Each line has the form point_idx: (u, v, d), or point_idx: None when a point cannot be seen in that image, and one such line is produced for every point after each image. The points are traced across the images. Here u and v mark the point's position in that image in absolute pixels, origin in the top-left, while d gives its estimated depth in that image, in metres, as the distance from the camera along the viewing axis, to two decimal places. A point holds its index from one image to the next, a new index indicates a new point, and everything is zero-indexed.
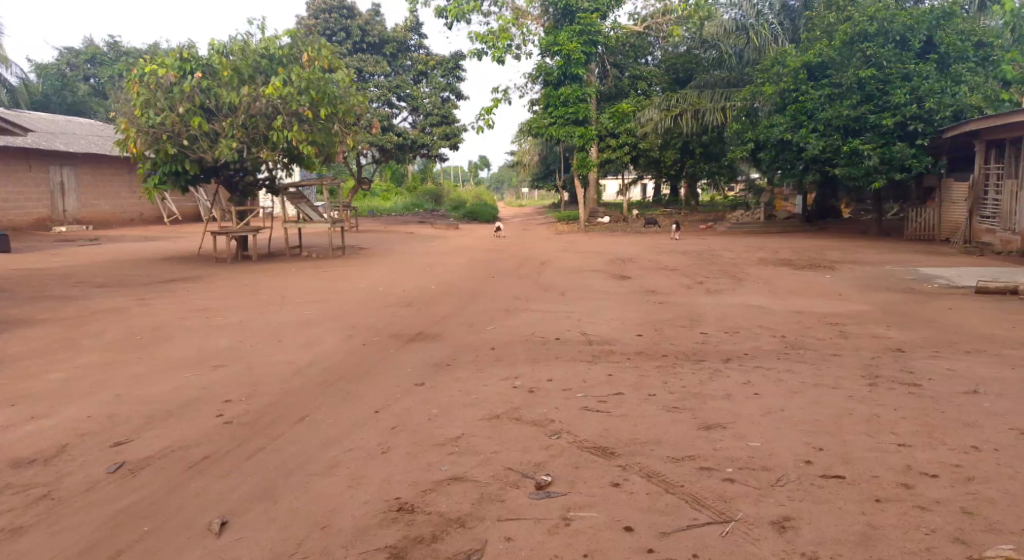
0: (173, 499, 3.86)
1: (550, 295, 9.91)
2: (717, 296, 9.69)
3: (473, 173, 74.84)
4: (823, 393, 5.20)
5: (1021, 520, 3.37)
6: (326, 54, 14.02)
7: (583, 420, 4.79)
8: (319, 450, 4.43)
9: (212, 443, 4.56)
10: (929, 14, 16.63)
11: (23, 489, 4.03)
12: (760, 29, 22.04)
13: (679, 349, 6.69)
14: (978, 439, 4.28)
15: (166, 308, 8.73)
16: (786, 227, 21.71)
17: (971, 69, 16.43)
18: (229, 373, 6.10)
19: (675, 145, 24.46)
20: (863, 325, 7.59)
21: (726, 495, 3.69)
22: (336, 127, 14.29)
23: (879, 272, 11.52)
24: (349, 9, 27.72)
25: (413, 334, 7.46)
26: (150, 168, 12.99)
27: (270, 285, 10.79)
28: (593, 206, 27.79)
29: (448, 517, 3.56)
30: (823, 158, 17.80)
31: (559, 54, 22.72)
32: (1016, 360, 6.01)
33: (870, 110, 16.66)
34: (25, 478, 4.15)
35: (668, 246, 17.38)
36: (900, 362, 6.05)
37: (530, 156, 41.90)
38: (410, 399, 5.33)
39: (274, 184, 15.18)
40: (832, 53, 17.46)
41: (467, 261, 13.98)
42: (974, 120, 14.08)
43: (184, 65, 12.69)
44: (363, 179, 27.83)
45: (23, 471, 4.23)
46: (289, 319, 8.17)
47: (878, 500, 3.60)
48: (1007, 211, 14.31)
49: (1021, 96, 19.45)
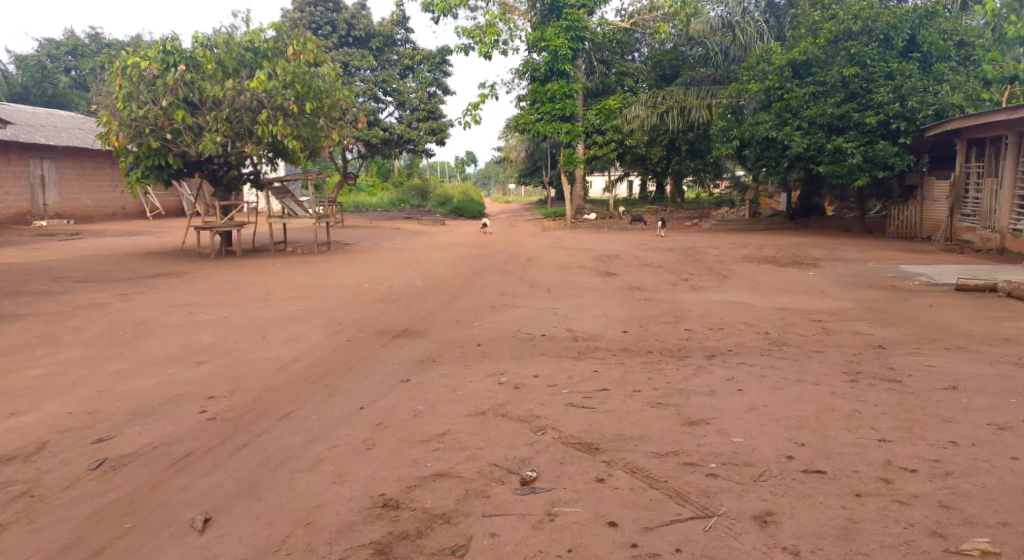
0: (154, 496, 3.84)
1: (536, 291, 9.93)
2: (701, 292, 9.76)
3: (459, 169, 74.69)
4: (805, 389, 5.25)
5: (997, 514, 3.43)
6: (312, 47, 13.89)
7: (568, 416, 4.81)
8: (304, 446, 4.42)
9: (196, 440, 4.54)
10: (912, 13, 16.79)
11: (1, 486, 3.98)
12: (746, 26, 22.28)
13: (664, 346, 6.73)
14: (957, 435, 4.34)
15: (149, 304, 8.65)
16: (771, 225, 21.85)
17: (953, 68, 16.61)
18: (213, 369, 6.07)
19: (661, 142, 24.08)
20: (846, 321, 7.67)
21: (708, 490, 3.72)
22: (321, 122, 14.18)
23: (862, 270, 11.63)
24: (335, 3, 27.59)
25: (398, 330, 7.45)
26: (132, 162, 12.84)
27: (255, 281, 10.73)
28: (579, 203, 27.83)
29: (432, 513, 3.57)
30: (807, 156, 17.94)
31: (546, 49, 22.66)
32: (995, 356, 6.10)
33: (854, 108, 16.81)
34: (4, 475, 4.11)
35: (654, 243, 17.44)
36: (881, 358, 6.12)
37: (517, 152, 41.89)
38: (396, 395, 5.32)
39: (259, 179, 15.07)
40: (817, 51, 17.57)
41: (453, 258, 13.96)
42: (956, 119, 14.24)
43: (168, 58, 12.33)
44: (349, 174, 27.68)
45: (3, 468, 4.18)
46: (273, 315, 8.12)
47: (858, 494, 3.65)
48: (987, 210, 14.49)
49: (1002, 95, 19.70)
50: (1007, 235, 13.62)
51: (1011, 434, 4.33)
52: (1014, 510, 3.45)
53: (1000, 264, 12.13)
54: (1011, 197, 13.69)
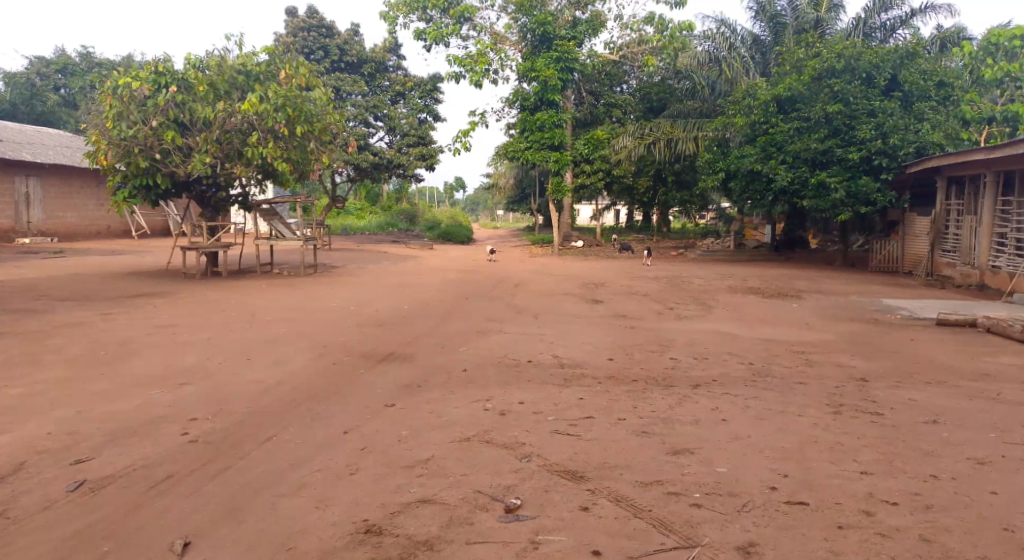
0: (133, 519, 3.78)
1: (523, 317, 9.94)
2: (686, 322, 9.81)
3: (446, 193, 75.41)
4: (788, 420, 5.29)
5: (977, 548, 3.46)
6: (304, 71, 13.91)
7: (553, 442, 4.81)
8: (287, 471, 4.38)
9: (177, 462, 4.49)
10: (893, 53, 17.15)
11: None
12: (733, 61, 22.84)
13: (649, 374, 6.73)
14: (936, 468, 4.38)
15: (134, 324, 8.59)
16: (756, 256, 22.07)
17: (933, 108, 16.91)
18: (195, 391, 5.99)
19: (648, 172, 24.85)
20: (828, 354, 7.74)
21: (693, 520, 3.73)
22: (312, 145, 14.24)
23: (844, 302, 11.76)
24: (328, 28, 27.94)
25: (384, 354, 7.42)
26: (119, 181, 12.83)
27: (242, 302, 10.71)
28: (567, 231, 27.98)
29: (416, 540, 3.54)
30: (792, 189, 18.23)
31: (536, 79, 22.95)
32: (974, 391, 6.17)
33: (837, 144, 17.14)
34: None
35: (641, 272, 17.54)
36: (864, 392, 6.15)
37: (506, 179, 42.14)
38: (380, 420, 5.29)
39: (247, 201, 15.03)
40: (801, 87, 17.91)
41: (441, 282, 13.93)
42: (936, 157, 14.51)
43: (159, 78, 12.40)
44: (337, 198, 27.70)
45: None
46: (257, 337, 8.06)
47: (840, 526, 3.67)
48: (967, 246, 14.72)
49: (980, 133, 20.15)
50: (987, 271, 13.82)
51: (990, 469, 4.37)
52: (994, 545, 3.49)
53: (984, 299, 12.26)
54: (989, 234, 13.92)
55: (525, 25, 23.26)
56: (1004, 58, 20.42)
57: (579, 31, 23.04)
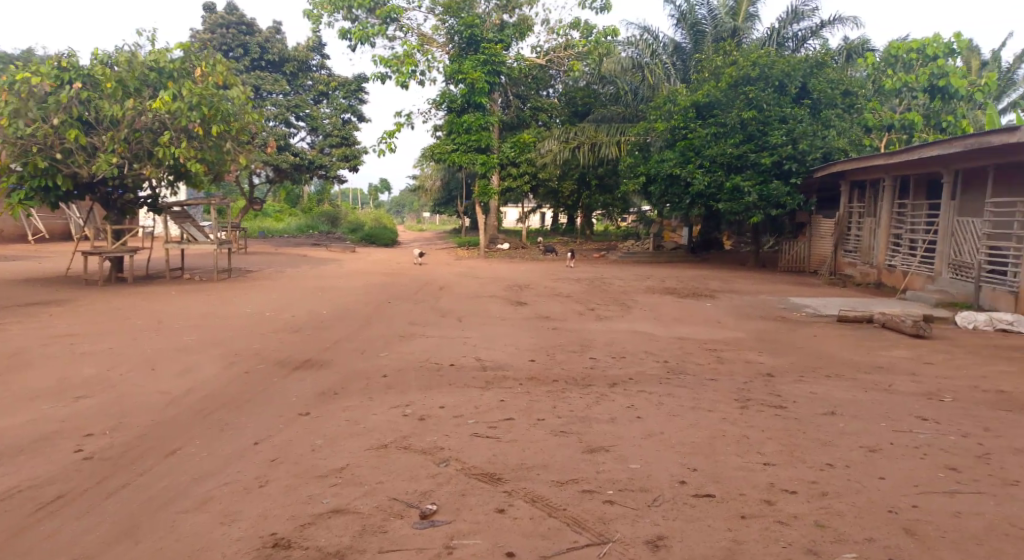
0: (19, 543, 3.58)
1: (446, 320, 9.91)
2: (607, 322, 10.01)
3: (372, 196, 74.67)
4: (699, 416, 5.45)
5: (865, 530, 3.66)
6: (221, 70, 13.46)
7: (472, 446, 4.82)
8: (192, 485, 4.23)
9: (71, 481, 4.26)
10: (804, 63, 17.98)
11: None
12: (655, 68, 23.08)
13: (569, 375, 6.83)
14: (833, 457, 4.61)
15: (28, 334, 8.10)
16: (675, 258, 22.70)
17: (839, 115, 17.83)
18: (93, 404, 5.71)
19: (572, 176, 25.26)
20: (739, 350, 8.06)
21: (604, 517, 3.80)
22: (228, 145, 13.79)
23: (756, 301, 12.23)
24: (248, 25, 27.13)
25: (300, 361, 7.26)
26: (15, 181, 12.07)
27: (151, 309, 10.26)
28: (494, 234, 28.10)
29: (326, 552, 3.47)
30: (708, 193, 18.85)
31: (463, 82, 22.99)
32: (870, 383, 6.52)
33: (750, 149, 17.85)
34: None
35: (564, 273, 17.77)
36: (771, 387, 6.41)
37: (432, 181, 41.97)
38: (292, 429, 5.16)
39: (156, 202, 14.40)
40: (719, 94, 18.50)
41: (363, 285, 13.72)
42: (839, 162, 15.30)
43: (62, 74, 11.76)
44: (255, 201, 26.87)
45: None
46: (165, 346, 7.73)
47: (743, 516, 3.82)
48: (866, 247, 15.59)
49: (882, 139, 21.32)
50: (884, 270, 14.66)
51: (881, 456, 4.64)
52: (881, 527, 3.69)
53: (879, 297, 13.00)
54: (886, 235, 14.75)
55: (453, 27, 23.21)
56: (901, 69, 21.76)
57: (506, 34, 23.21)
